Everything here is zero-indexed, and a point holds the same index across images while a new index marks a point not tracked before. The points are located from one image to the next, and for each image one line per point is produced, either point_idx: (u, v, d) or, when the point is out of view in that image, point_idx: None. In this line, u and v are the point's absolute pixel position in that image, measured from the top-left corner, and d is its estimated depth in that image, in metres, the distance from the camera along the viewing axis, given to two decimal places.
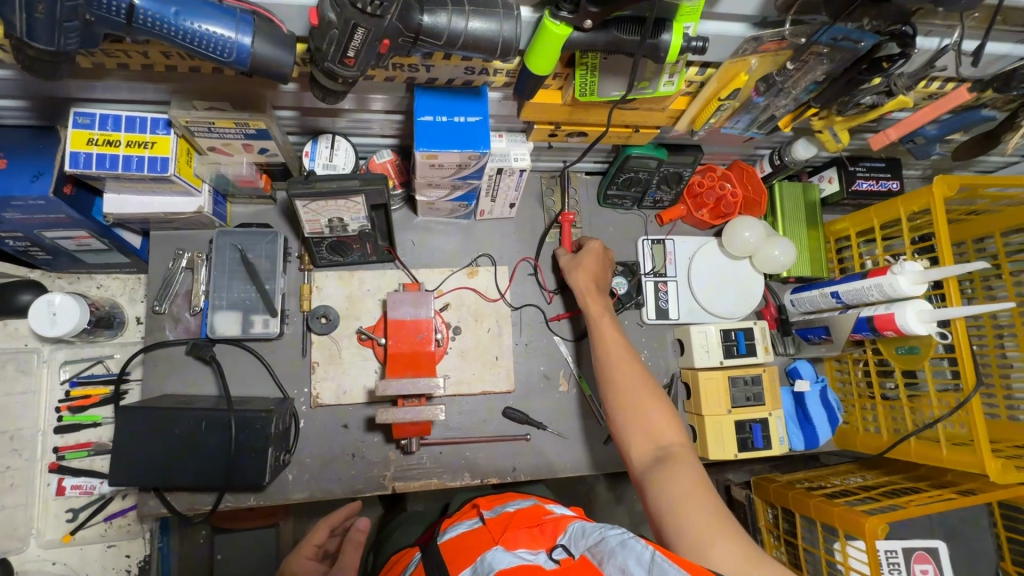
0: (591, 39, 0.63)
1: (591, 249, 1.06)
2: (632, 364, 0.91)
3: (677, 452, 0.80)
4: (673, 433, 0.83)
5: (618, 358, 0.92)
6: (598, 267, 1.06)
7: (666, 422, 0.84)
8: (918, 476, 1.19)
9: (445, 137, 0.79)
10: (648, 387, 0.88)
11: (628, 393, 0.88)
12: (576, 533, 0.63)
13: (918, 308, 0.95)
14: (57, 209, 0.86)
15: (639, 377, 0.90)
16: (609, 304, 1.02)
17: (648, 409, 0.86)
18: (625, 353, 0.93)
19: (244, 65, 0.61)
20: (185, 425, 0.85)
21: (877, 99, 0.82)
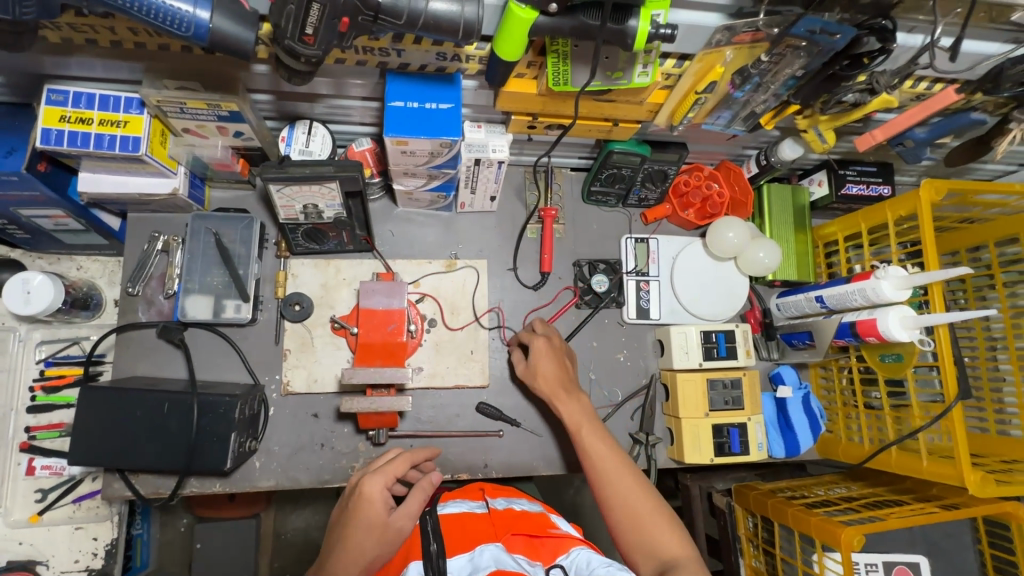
0: (557, 24, 0.62)
1: (540, 347, 0.98)
2: (622, 469, 0.85)
3: (682, 565, 0.74)
4: (675, 540, 0.78)
5: (606, 464, 0.85)
6: (558, 368, 0.97)
7: (663, 530, 0.78)
8: (903, 489, 1.16)
9: (416, 123, 0.78)
10: (641, 493, 0.82)
11: (620, 505, 0.81)
12: (578, 560, 0.70)
13: (901, 314, 0.92)
14: (31, 186, 0.86)
15: (630, 481, 0.83)
16: (583, 400, 0.95)
17: (639, 517, 0.80)
18: (609, 455, 0.86)
19: (203, 41, 0.61)
20: (147, 407, 0.84)
21: (859, 97, 0.81)
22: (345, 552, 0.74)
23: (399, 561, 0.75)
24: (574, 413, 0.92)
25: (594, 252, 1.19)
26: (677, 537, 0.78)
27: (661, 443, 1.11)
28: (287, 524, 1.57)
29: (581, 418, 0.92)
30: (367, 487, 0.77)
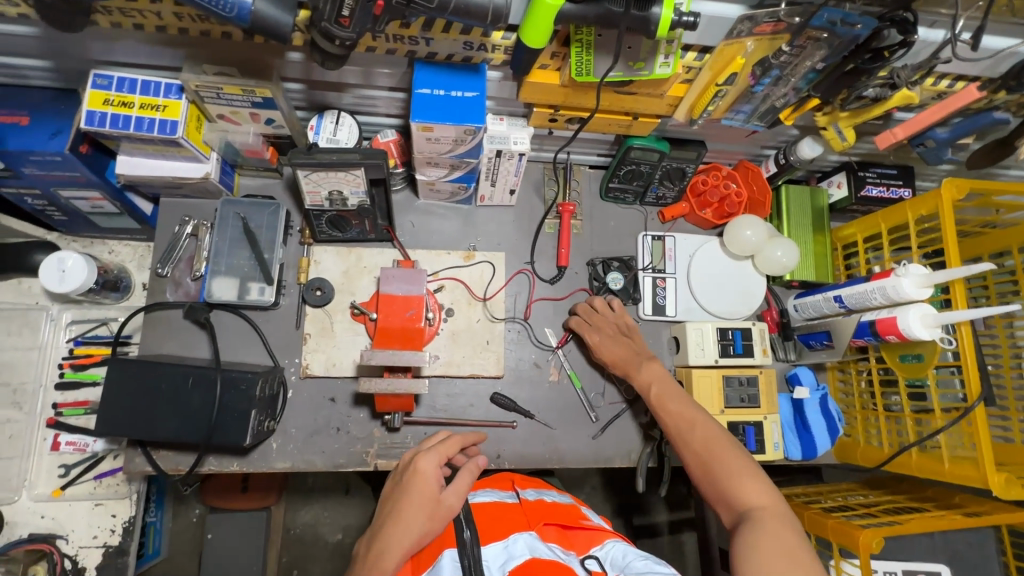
0: (583, 11, 0.64)
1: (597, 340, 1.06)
2: (699, 423, 0.89)
3: (760, 512, 0.76)
4: (757, 487, 0.79)
5: (683, 420, 0.91)
6: (620, 350, 1.03)
7: (745, 477, 0.80)
8: (924, 497, 1.14)
9: (442, 110, 0.80)
10: (720, 443, 0.85)
11: (700, 457, 0.86)
12: (613, 552, 0.74)
13: (922, 312, 0.91)
14: (72, 166, 0.90)
15: (709, 433, 0.87)
16: (657, 367, 0.99)
17: (718, 465, 0.83)
18: (689, 411, 0.91)
19: (245, 22, 0.64)
20: (171, 381, 0.86)
21: (880, 92, 0.81)
22: (397, 523, 0.74)
23: (430, 551, 0.73)
24: (650, 377, 0.98)
25: (611, 249, 1.20)
26: (760, 483, 0.79)
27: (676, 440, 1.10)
28: (297, 518, 1.58)
29: (655, 384, 0.97)
30: (420, 463, 0.80)
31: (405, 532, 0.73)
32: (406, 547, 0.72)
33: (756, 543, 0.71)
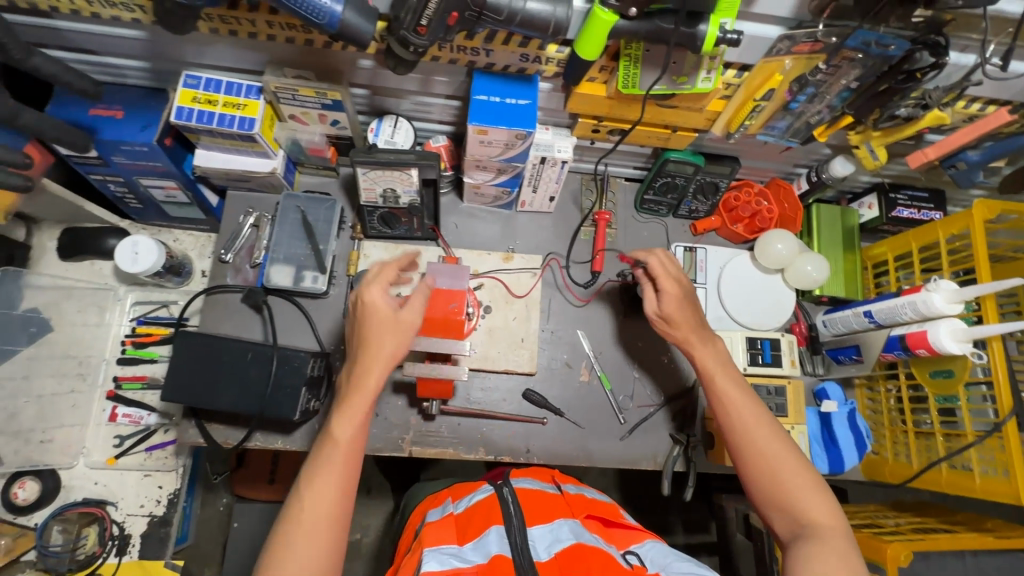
0: (635, 27, 0.71)
1: (669, 289, 0.97)
2: (763, 426, 0.85)
3: (823, 530, 0.76)
4: (823, 505, 0.79)
5: (745, 419, 0.86)
6: (689, 312, 0.96)
7: (809, 493, 0.79)
8: (954, 521, 1.13)
9: (497, 115, 0.87)
10: (786, 453, 0.83)
11: (760, 462, 0.83)
12: (652, 550, 0.76)
13: (952, 327, 0.93)
14: (156, 156, 0.99)
15: (773, 440, 0.84)
16: (719, 347, 0.94)
17: (784, 478, 0.81)
18: (752, 409, 0.87)
19: (333, 29, 0.72)
20: (231, 356, 0.95)
21: (912, 112, 0.85)
22: (366, 350, 0.83)
23: (476, 521, 0.78)
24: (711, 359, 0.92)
25: None
26: (825, 502, 0.79)
27: (701, 446, 1.12)
28: None
29: (716, 367, 0.92)
30: (368, 295, 0.84)
31: (369, 370, 0.82)
32: (375, 373, 0.82)
33: (819, 564, 0.73)
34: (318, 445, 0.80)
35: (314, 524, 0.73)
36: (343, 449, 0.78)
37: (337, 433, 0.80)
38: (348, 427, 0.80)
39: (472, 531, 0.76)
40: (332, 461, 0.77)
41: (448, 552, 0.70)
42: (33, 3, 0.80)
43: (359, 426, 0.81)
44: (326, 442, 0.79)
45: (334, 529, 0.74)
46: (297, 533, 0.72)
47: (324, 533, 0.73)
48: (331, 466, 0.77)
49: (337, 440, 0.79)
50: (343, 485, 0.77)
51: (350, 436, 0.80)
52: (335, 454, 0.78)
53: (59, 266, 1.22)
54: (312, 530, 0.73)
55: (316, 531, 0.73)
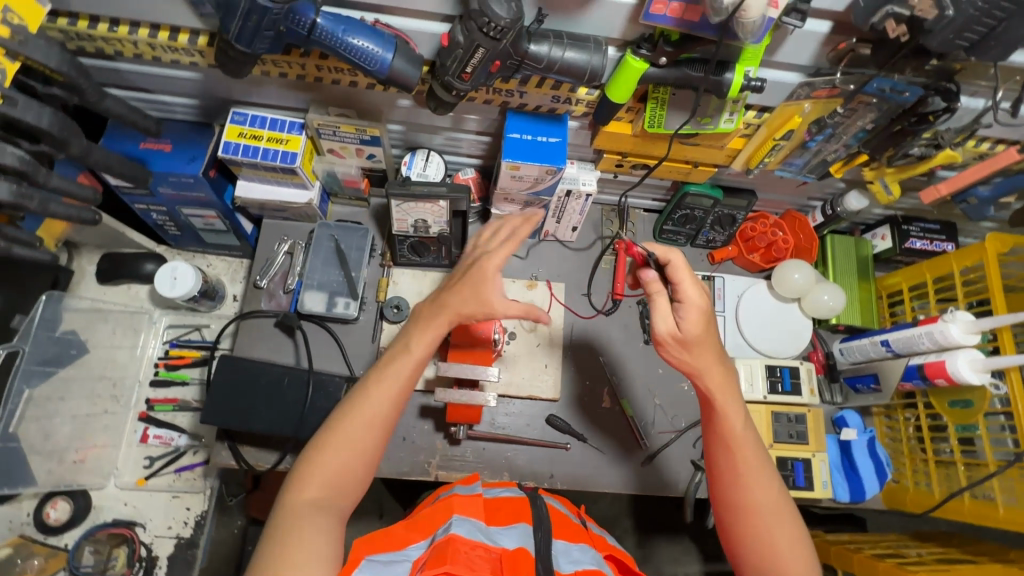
0: (664, 74, 0.76)
1: (693, 301, 0.76)
2: (765, 475, 0.80)
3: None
4: (803, 568, 0.76)
5: (745, 466, 0.80)
6: (709, 330, 0.78)
7: (793, 556, 0.76)
8: (979, 551, 1.13)
9: (529, 152, 0.92)
10: (780, 509, 0.79)
11: (748, 513, 0.78)
12: None
13: (970, 357, 0.95)
14: (200, 187, 1.04)
15: (769, 492, 0.79)
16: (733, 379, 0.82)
17: (773, 536, 0.77)
18: (755, 456, 0.81)
19: (383, 75, 0.77)
20: (269, 380, 0.99)
21: (925, 151, 0.89)
22: (441, 311, 0.81)
23: (503, 514, 0.82)
24: (726, 393, 0.81)
25: None
26: (806, 564, 0.76)
27: None
28: None
29: (729, 403, 0.81)
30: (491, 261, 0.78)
31: (436, 326, 0.82)
32: (441, 333, 0.82)
33: None
34: (366, 380, 0.82)
35: (352, 449, 0.78)
36: (391, 393, 0.80)
37: (393, 370, 0.82)
38: (398, 376, 0.81)
39: (500, 519, 0.80)
40: (375, 394, 0.80)
41: (477, 526, 0.74)
42: (100, 48, 0.86)
43: (412, 375, 0.82)
44: (373, 381, 0.81)
45: (370, 452, 0.79)
46: (333, 451, 0.77)
47: (359, 459, 0.78)
48: (374, 402, 0.79)
49: (388, 381, 0.80)
50: (384, 419, 0.80)
51: (402, 382, 0.82)
52: (380, 392, 0.80)
53: (98, 288, 1.26)
54: (347, 454, 0.78)
55: (348, 454, 0.78)
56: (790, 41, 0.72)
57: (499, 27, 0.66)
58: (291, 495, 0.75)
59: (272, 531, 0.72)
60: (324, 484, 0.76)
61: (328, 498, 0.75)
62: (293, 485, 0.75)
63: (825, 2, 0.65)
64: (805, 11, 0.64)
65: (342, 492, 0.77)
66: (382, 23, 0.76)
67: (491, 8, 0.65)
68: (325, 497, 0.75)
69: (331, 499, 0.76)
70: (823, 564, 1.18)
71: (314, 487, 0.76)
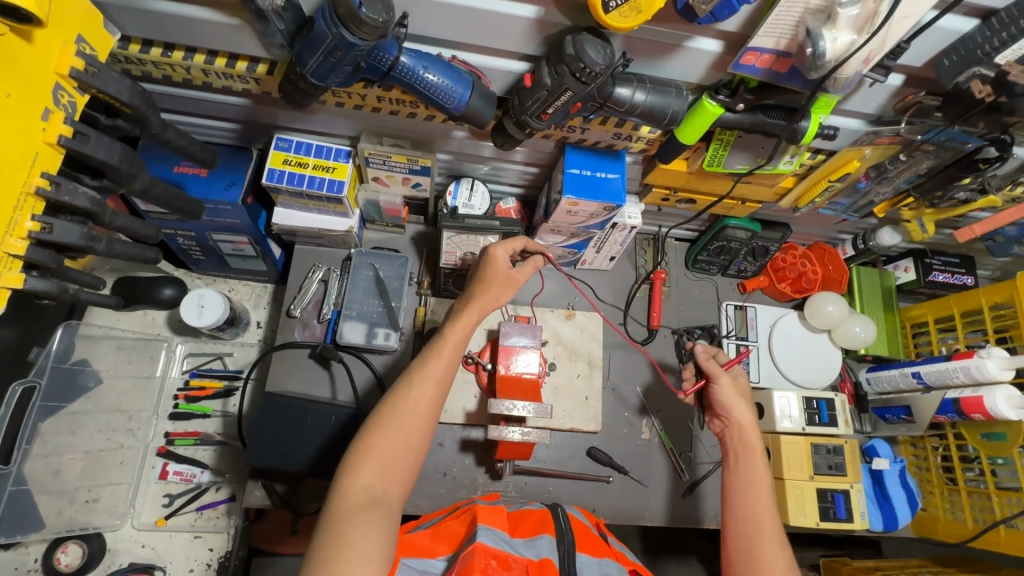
0: (739, 119, 0.76)
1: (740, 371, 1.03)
2: (778, 539, 0.79)
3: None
4: None
5: (768, 521, 0.80)
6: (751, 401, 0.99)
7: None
8: None
9: (588, 189, 0.91)
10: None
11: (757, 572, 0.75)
12: None
13: (1008, 393, 0.98)
14: (237, 214, 0.99)
15: (783, 555, 0.77)
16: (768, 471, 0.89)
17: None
18: (774, 522, 0.81)
19: (458, 112, 0.75)
20: (316, 418, 0.96)
21: (970, 196, 0.92)
22: (471, 303, 0.88)
23: (527, 527, 0.88)
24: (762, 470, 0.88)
25: (695, 316, 1.28)
26: None
27: None
28: None
29: (763, 478, 0.87)
30: (493, 250, 0.91)
31: (468, 313, 0.87)
32: (474, 320, 0.87)
33: None
34: (410, 369, 0.82)
35: (400, 435, 0.75)
36: (432, 377, 0.80)
37: (434, 357, 0.83)
38: (438, 361, 0.82)
39: (524, 532, 0.86)
40: (419, 383, 0.79)
41: (504, 538, 0.79)
42: (148, 71, 0.82)
43: (448, 361, 0.82)
44: (417, 369, 0.81)
45: (416, 439, 0.76)
46: (382, 439, 0.74)
47: (414, 442, 0.76)
48: (417, 389, 0.79)
49: (429, 367, 0.81)
50: (429, 403, 0.79)
51: (443, 367, 0.82)
52: (427, 381, 0.79)
53: (111, 315, 1.19)
54: (396, 438, 0.75)
55: (394, 440, 0.74)
56: (863, 92, 0.74)
57: (592, 72, 0.65)
58: (343, 487, 0.70)
59: (325, 526, 0.67)
60: (376, 471, 0.72)
61: (381, 488, 0.71)
62: (342, 478, 0.71)
63: (910, 57, 0.67)
64: (891, 67, 0.65)
65: (391, 481, 0.73)
66: (459, 60, 0.74)
67: (586, 53, 0.64)
68: (380, 486, 0.71)
69: (383, 489, 0.71)
70: None
71: (366, 475, 0.71)
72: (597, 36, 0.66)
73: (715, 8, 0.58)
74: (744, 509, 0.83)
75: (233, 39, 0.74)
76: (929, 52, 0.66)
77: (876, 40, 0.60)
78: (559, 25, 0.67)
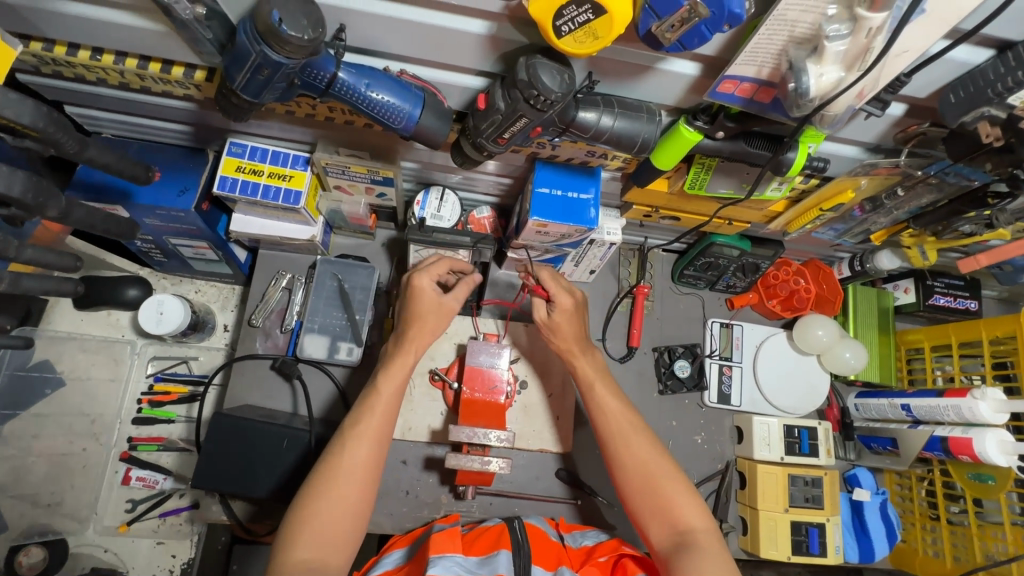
0: (719, 147, 0.69)
1: (562, 301, 0.96)
2: (633, 431, 0.87)
3: (700, 538, 0.76)
4: (704, 520, 0.78)
5: (616, 422, 0.88)
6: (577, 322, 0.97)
7: (685, 501, 0.80)
8: None
9: (558, 210, 0.85)
10: (656, 461, 0.84)
11: (633, 469, 0.84)
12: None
13: (999, 438, 0.93)
14: (191, 221, 0.93)
15: (642, 442, 0.86)
16: (598, 362, 0.96)
17: (662, 486, 0.81)
18: (623, 416, 0.89)
19: (408, 131, 0.68)
20: (268, 441, 0.91)
21: (976, 229, 0.84)
22: (406, 344, 0.89)
23: (482, 546, 0.85)
24: (588, 370, 0.94)
25: (679, 332, 1.23)
26: (703, 517, 0.79)
27: (734, 532, 1.12)
28: None
29: (595, 377, 0.93)
30: (417, 280, 0.90)
31: (402, 358, 0.88)
32: (411, 362, 0.89)
33: (701, 569, 0.72)
34: (343, 428, 0.83)
35: (337, 501, 0.76)
36: (368, 436, 0.82)
37: (369, 410, 0.84)
38: (375, 415, 0.83)
39: (479, 550, 0.84)
40: (354, 444, 0.81)
41: (457, 562, 0.77)
42: (81, 73, 0.76)
43: (385, 415, 0.84)
44: (350, 428, 0.82)
45: (354, 500, 0.78)
46: (319, 508, 0.75)
47: (352, 504, 0.77)
48: (352, 450, 0.80)
49: (363, 424, 0.82)
50: (366, 462, 0.80)
51: (379, 419, 0.84)
52: (359, 442, 0.81)
53: (73, 316, 1.16)
54: (335, 503, 0.76)
55: (331, 506, 0.76)
56: (858, 123, 0.66)
57: (548, 100, 0.58)
58: (281, 563, 0.72)
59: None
60: (314, 543, 0.73)
61: (319, 559, 0.73)
62: (283, 550, 0.73)
63: (912, 89, 0.59)
64: (888, 100, 0.57)
65: (331, 550, 0.74)
66: (409, 74, 0.68)
67: (541, 79, 0.57)
68: (317, 557, 0.73)
69: (322, 559, 0.73)
70: None
71: (303, 546, 0.73)
72: (555, 59, 0.58)
73: (683, 36, 0.51)
74: (596, 419, 0.90)
75: (161, 46, 0.68)
76: (934, 85, 0.59)
77: (870, 75, 0.52)
78: (515, 42, 0.59)
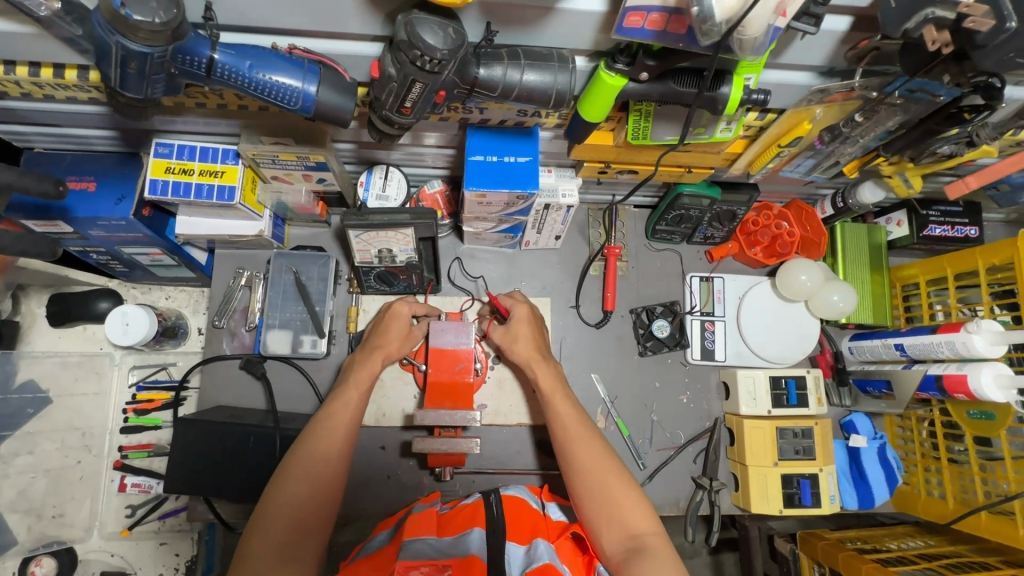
0: (647, 89, 0.62)
1: (518, 310, 1.01)
2: (589, 436, 0.87)
3: (651, 542, 0.75)
4: (648, 523, 0.78)
5: (573, 429, 0.87)
6: (534, 329, 1.01)
7: (634, 503, 0.79)
8: (962, 539, 1.08)
9: (496, 177, 0.80)
10: (611, 466, 0.83)
11: (589, 473, 0.82)
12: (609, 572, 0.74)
13: (996, 372, 0.87)
14: (135, 228, 0.90)
15: (594, 448, 0.85)
16: (558, 373, 0.96)
17: (614, 487, 0.81)
18: (578, 422, 0.88)
19: (309, 112, 0.63)
20: (235, 441, 0.92)
21: (957, 149, 0.75)
22: (374, 352, 0.94)
23: (458, 524, 0.83)
24: (548, 379, 0.94)
25: (657, 292, 1.18)
26: (649, 519, 0.78)
27: (726, 488, 1.09)
28: None
29: (556, 384, 0.94)
30: (397, 305, 0.99)
31: (371, 363, 0.93)
32: (378, 365, 0.93)
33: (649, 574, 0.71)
34: (312, 422, 0.85)
35: (309, 486, 0.77)
36: (338, 427, 0.83)
37: (340, 405, 0.87)
38: (345, 408, 0.86)
39: (454, 530, 0.82)
40: (324, 434, 0.82)
41: (431, 544, 0.76)
42: None
43: (354, 409, 0.87)
44: (318, 420, 0.84)
45: (329, 487, 0.78)
46: (288, 493, 0.76)
47: (324, 495, 0.78)
48: (321, 441, 0.81)
49: (334, 416, 0.85)
50: (336, 453, 0.81)
51: (351, 415, 0.86)
52: (330, 433, 0.82)
53: (51, 334, 1.17)
54: (308, 488, 0.77)
55: (305, 491, 0.76)
56: (798, 44, 0.58)
57: (434, 60, 0.52)
58: (251, 547, 0.71)
59: None
60: (286, 524, 0.73)
61: (292, 543, 0.72)
62: (250, 538, 0.72)
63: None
64: (821, 14, 0.50)
65: (305, 540, 0.74)
66: (300, 49, 0.62)
67: (421, 38, 0.51)
68: (290, 539, 0.73)
69: (293, 542, 0.73)
70: (811, 560, 1.10)
71: (276, 530, 0.73)
72: (435, 14, 0.53)
73: None
74: (553, 425, 0.89)
75: (43, 48, 0.64)
76: None
77: None
78: None
